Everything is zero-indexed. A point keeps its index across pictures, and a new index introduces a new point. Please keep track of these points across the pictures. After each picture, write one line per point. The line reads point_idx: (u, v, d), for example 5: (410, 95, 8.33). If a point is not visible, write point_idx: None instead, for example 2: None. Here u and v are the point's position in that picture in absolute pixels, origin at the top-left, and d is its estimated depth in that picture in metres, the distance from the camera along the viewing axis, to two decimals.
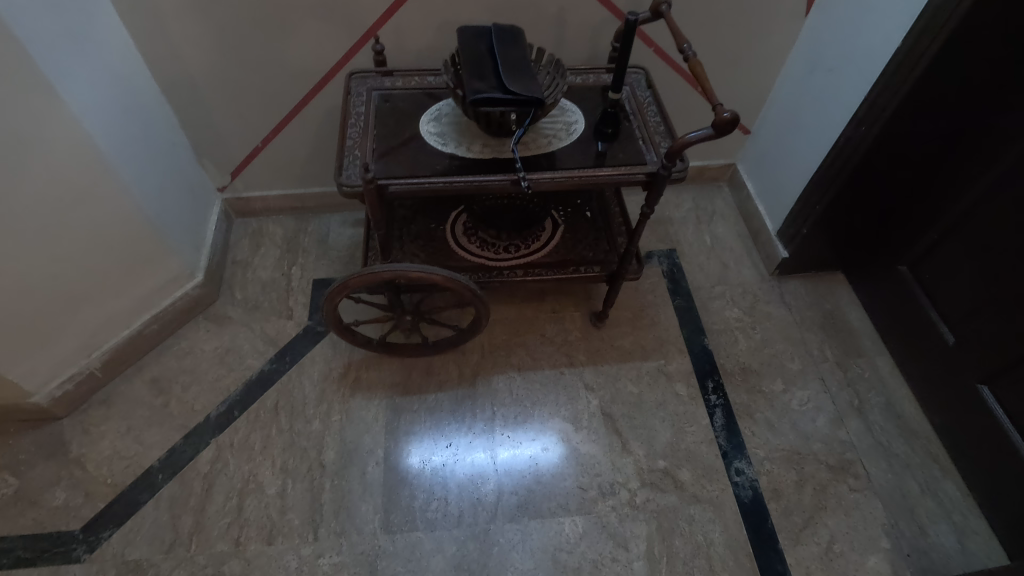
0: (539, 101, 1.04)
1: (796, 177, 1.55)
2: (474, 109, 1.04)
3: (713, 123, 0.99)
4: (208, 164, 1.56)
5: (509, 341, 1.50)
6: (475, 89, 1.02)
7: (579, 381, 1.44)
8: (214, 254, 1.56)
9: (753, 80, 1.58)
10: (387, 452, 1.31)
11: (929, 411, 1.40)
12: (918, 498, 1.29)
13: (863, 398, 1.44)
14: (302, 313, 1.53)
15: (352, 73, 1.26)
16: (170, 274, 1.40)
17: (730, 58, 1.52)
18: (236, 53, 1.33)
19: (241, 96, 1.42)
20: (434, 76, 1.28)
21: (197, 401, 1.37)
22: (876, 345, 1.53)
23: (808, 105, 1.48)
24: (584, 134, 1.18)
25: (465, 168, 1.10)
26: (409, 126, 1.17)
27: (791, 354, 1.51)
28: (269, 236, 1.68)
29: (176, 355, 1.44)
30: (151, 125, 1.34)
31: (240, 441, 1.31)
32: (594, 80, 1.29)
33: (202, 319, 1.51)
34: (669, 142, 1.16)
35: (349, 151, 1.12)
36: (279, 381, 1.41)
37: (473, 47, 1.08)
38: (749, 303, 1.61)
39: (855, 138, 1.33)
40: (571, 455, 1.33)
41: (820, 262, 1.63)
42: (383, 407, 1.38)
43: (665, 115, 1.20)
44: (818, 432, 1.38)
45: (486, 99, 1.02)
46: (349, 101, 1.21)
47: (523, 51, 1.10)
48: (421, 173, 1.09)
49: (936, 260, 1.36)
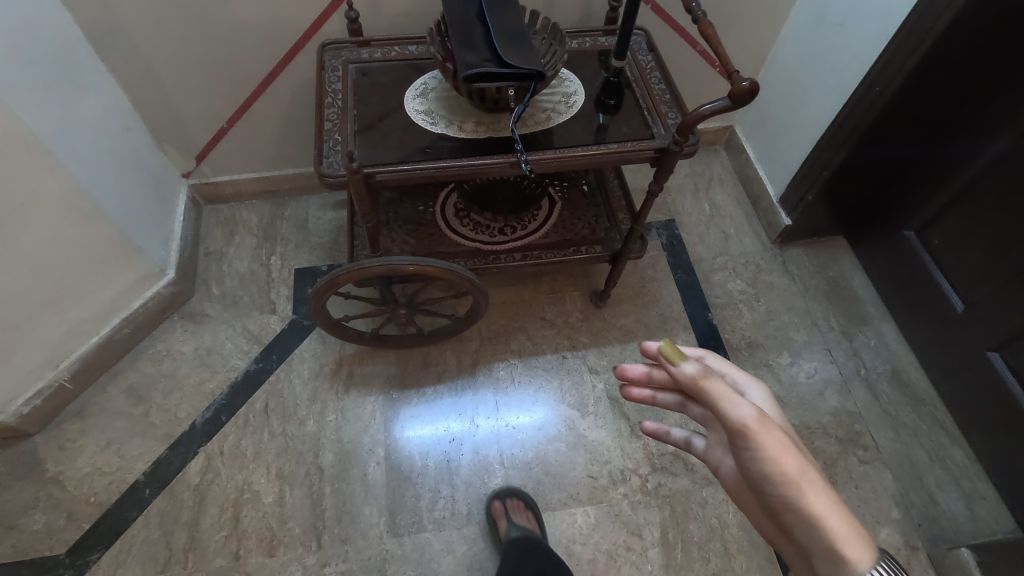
0: (541, 75, 0.93)
1: (803, 141, 1.46)
2: (467, 86, 0.93)
3: (730, 93, 0.91)
4: (170, 149, 1.42)
5: (507, 326, 1.44)
6: (467, 63, 0.91)
7: (583, 365, 1.39)
8: (184, 247, 1.44)
9: (753, 38, 1.49)
10: (387, 450, 1.26)
11: (934, 378, 1.38)
12: (926, 467, 1.28)
13: (868, 366, 1.42)
14: (286, 307, 1.44)
15: (324, 42, 1.13)
16: (138, 273, 1.29)
17: (733, 15, 1.41)
18: (192, 25, 1.19)
19: (200, 73, 1.28)
20: (415, 45, 1.15)
21: (180, 408, 1.28)
22: (880, 312, 1.50)
23: (815, 64, 1.39)
24: (584, 106, 1.08)
25: (459, 150, 1.00)
26: (391, 105, 1.06)
27: (796, 325, 1.48)
28: (244, 223, 1.57)
29: (153, 360, 1.34)
30: (101, 109, 1.20)
31: (230, 449, 1.24)
32: (590, 43, 1.18)
33: (178, 319, 1.40)
34: (677, 113, 1.07)
35: (329, 135, 1.01)
36: (268, 381, 1.33)
37: (461, 14, 0.97)
38: (752, 274, 1.56)
39: (868, 101, 1.24)
40: (578, 443, 1.28)
41: (823, 228, 1.57)
42: (379, 403, 1.32)
43: (670, 81, 1.11)
44: (826, 405, 1.36)
45: (481, 74, 0.91)
46: (324, 77, 1.09)
47: (518, 18, 0.99)
48: (410, 159, 0.98)
49: (944, 225, 1.31)
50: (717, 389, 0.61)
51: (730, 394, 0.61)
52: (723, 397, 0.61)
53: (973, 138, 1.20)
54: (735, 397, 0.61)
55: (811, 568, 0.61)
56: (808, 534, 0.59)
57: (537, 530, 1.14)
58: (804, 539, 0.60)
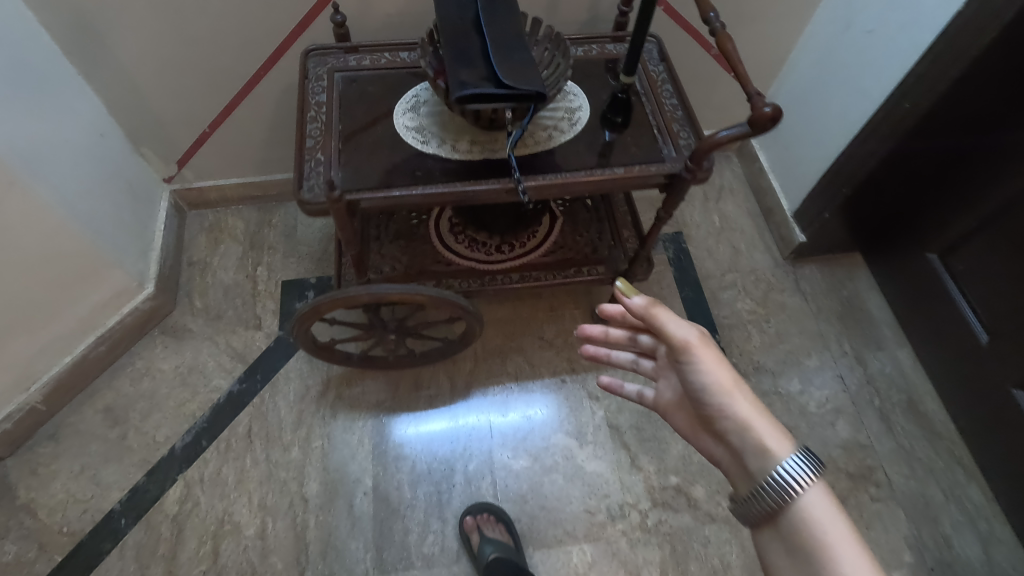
0: (544, 97, 0.84)
1: (824, 155, 1.36)
2: (460, 108, 0.84)
3: (751, 118, 0.82)
4: (149, 153, 1.34)
5: (503, 346, 1.37)
6: (460, 81, 0.82)
7: (583, 391, 1.32)
8: (165, 258, 1.37)
9: (773, 43, 1.38)
10: (375, 480, 1.20)
11: (952, 410, 1.31)
12: (941, 506, 1.22)
13: (884, 396, 1.34)
14: (272, 322, 1.37)
15: (309, 47, 1.03)
16: (115, 288, 1.22)
17: (753, 17, 1.31)
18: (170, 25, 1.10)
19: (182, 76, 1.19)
20: (407, 51, 1.06)
21: (159, 431, 1.23)
22: (897, 336, 1.42)
23: (840, 72, 1.29)
24: (589, 123, 0.99)
25: (451, 173, 0.92)
26: (379, 120, 0.97)
27: (808, 349, 1.40)
28: (229, 230, 1.49)
29: (131, 378, 1.28)
30: (69, 116, 1.12)
31: (211, 476, 1.19)
32: (597, 51, 1.08)
33: (159, 334, 1.33)
34: (689, 132, 0.98)
35: (310, 154, 0.92)
36: (251, 404, 1.27)
37: (455, 24, 0.87)
38: (762, 293, 1.48)
39: (896, 117, 1.16)
40: (575, 475, 1.22)
41: (839, 245, 1.49)
42: (368, 428, 1.26)
43: (682, 96, 1.02)
44: (838, 437, 1.29)
45: (475, 95, 0.82)
46: (306, 86, 1.00)
47: (519, 29, 0.89)
48: (398, 183, 0.90)
49: (971, 250, 1.22)
50: (658, 310, 0.72)
51: (678, 317, 0.73)
52: (664, 318, 0.73)
53: (1006, 160, 1.10)
54: (682, 321, 0.73)
55: (744, 475, 0.68)
56: (735, 427, 0.68)
57: (510, 542, 1.11)
58: (734, 436, 0.69)
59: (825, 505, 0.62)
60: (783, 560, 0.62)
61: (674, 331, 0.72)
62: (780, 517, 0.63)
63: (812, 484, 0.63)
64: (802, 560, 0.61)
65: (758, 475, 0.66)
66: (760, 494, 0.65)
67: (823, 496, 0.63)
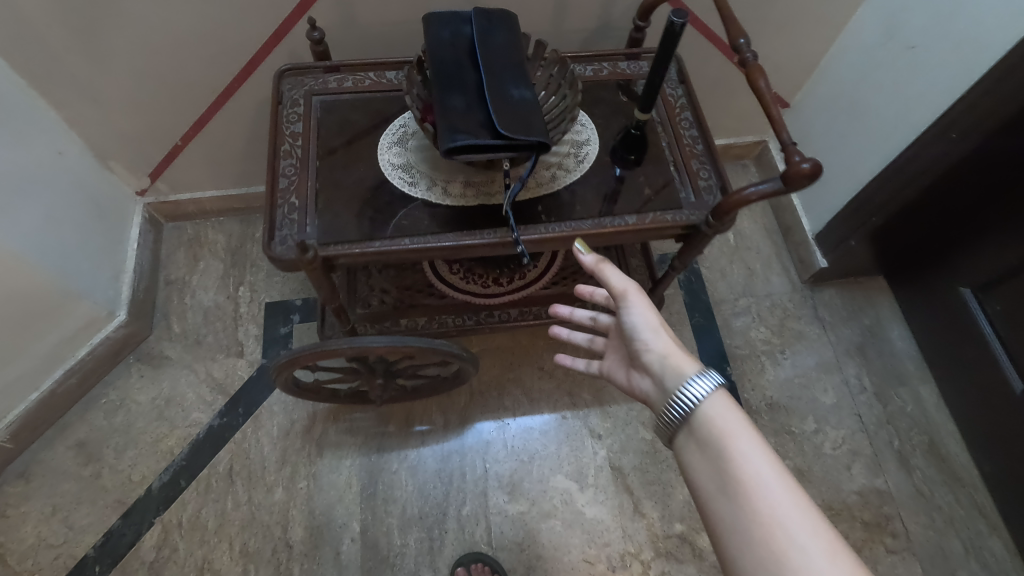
0: (547, 147, 0.72)
1: (853, 176, 1.25)
2: (450, 159, 0.72)
3: (784, 171, 0.72)
4: (118, 167, 1.23)
5: (500, 378, 1.29)
6: (450, 129, 0.70)
7: (584, 428, 1.25)
8: (140, 279, 1.28)
9: (803, 51, 1.25)
10: (363, 526, 1.14)
11: (977, 455, 1.23)
12: (960, 560, 1.15)
13: (904, 437, 1.27)
14: (254, 350, 1.29)
15: (283, 66, 0.91)
16: (83, 319, 1.13)
17: (783, 23, 1.18)
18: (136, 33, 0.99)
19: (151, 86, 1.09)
20: (395, 70, 0.94)
21: (134, 470, 1.16)
22: (921, 371, 1.33)
23: (878, 88, 1.16)
24: (598, 160, 0.88)
25: (440, 223, 0.82)
26: (361, 156, 0.87)
27: (825, 384, 1.32)
28: (209, 245, 1.38)
29: (104, 411, 1.20)
30: (21, 138, 1.01)
31: (190, 520, 1.12)
32: (608, 71, 0.96)
33: (134, 362, 1.25)
34: (709, 172, 0.88)
35: (283, 198, 0.82)
36: (232, 440, 1.20)
37: (447, 56, 0.76)
38: (778, 321, 1.39)
39: (940, 146, 1.04)
40: (575, 522, 1.16)
41: (862, 269, 1.39)
42: (355, 468, 1.19)
43: (703, 128, 0.90)
44: (853, 482, 1.22)
45: (468, 146, 0.70)
46: (279, 112, 0.88)
47: (521, 62, 0.77)
48: (381, 235, 0.80)
49: (1011, 292, 1.12)
50: (604, 266, 0.73)
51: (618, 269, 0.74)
52: (607, 271, 0.74)
53: None
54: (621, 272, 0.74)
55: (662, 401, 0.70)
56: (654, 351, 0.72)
57: None
58: (658, 371, 0.72)
59: (728, 407, 0.65)
60: (693, 459, 0.64)
61: (612, 280, 0.74)
62: (689, 426, 0.66)
63: (712, 386, 0.66)
64: (709, 452, 0.63)
65: (668, 395, 0.69)
66: (671, 402, 0.67)
67: (726, 400, 0.66)
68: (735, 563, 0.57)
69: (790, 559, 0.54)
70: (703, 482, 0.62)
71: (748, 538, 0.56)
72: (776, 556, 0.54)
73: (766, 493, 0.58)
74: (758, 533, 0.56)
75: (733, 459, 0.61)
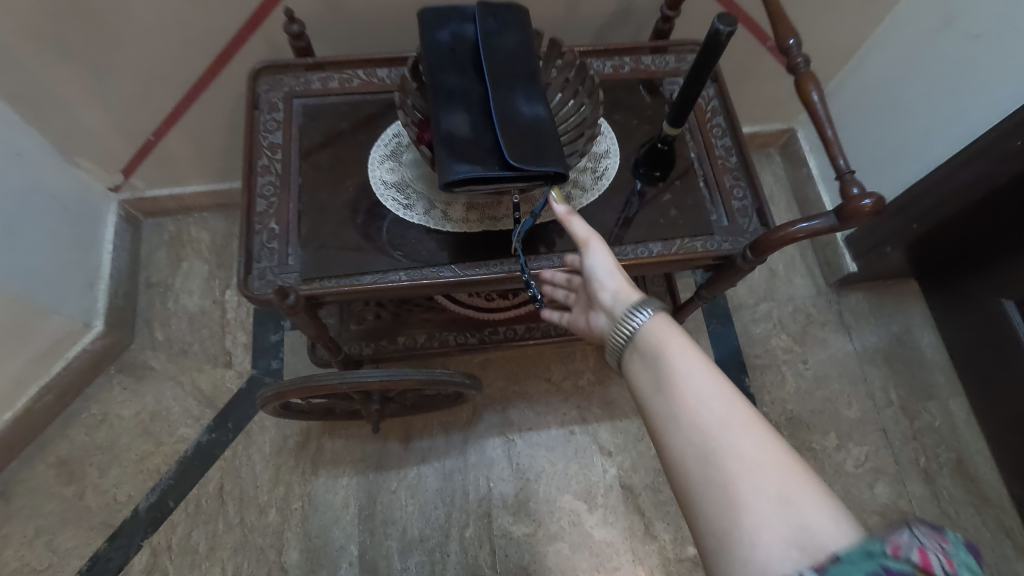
0: (563, 177, 0.62)
1: (896, 177, 1.15)
2: (450, 192, 0.62)
3: (839, 206, 0.62)
4: (87, 163, 1.13)
5: (505, 390, 1.22)
6: (449, 159, 0.60)
7: (593, 444, 1.18)
8: (117, 285, 1.19)
9: (843, 35, 1.12)
10: (361, 549, 1.09)
11: (1008, 476, 1.16)
12: None
13: (930, 455, 1.20)
14: (243, 359, 1.21)
15: (258, 63, 0.80)
16: (55, 333, 1.05)
17: (825, 3, 1.04)
18: (97, 20, 0.88)
19: (118, 76, 0.97)
20: (387, 68, 0.82)
21: (119, 489, 1.10)
22: (951, 383, 1.26)
23: (929, 80, 1.04)
24: (618, 175, 0.78)
25: (439, 254, 0.72)
26: (350, 172, 0.77)
27: (848, 397, 1.24)
28: (193, 244, 1.29)
29: (86, 427, 1.14)
30: None
31: (180, 543, 1.07)
32: (630, 67, 0.85)
33: (116, 373, 1.18)
34: (744, 190, 0.78)
35: (261, 223, 0.72)
36: (222, 457, 1.13)
37: (446, 65, 0.65)
38: (801, 328, 1.30)
39: (1000, 154, 0.93)
40: (582, 545, 1.11)
41: (893, 272, 1.29)
42: (353, 488, 1.13)
43: (738, 137, 0.80)
44: (875, 502, 1.16)
45: (471, 178, 0.60)
46: (256, 118, 0.77)
47: (533, 72, 0.66)
48: (372, 268, 0.71)
49: None
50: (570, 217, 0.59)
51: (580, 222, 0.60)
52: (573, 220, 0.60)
53: None
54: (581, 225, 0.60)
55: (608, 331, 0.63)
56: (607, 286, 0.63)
57: None
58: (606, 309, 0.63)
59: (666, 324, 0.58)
60: (636, 377, 0.57)
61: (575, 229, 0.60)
62: (632, 350, 0.59)
63: (652, 305, 0.59)
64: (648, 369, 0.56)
65: (616, 324, 0.61)
66: (614, 320, 0.61)
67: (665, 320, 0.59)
68: (665, 451, 0.52)
69: (713, 433, 0.49)
70: (642, 392, 0.56)
71: (682, 438, 0.50)
72: (707, 444, 0.49)
73: (693, 379, 0.53)
74: (689, 424, 0.50)
75: (661, 350, 0.56)
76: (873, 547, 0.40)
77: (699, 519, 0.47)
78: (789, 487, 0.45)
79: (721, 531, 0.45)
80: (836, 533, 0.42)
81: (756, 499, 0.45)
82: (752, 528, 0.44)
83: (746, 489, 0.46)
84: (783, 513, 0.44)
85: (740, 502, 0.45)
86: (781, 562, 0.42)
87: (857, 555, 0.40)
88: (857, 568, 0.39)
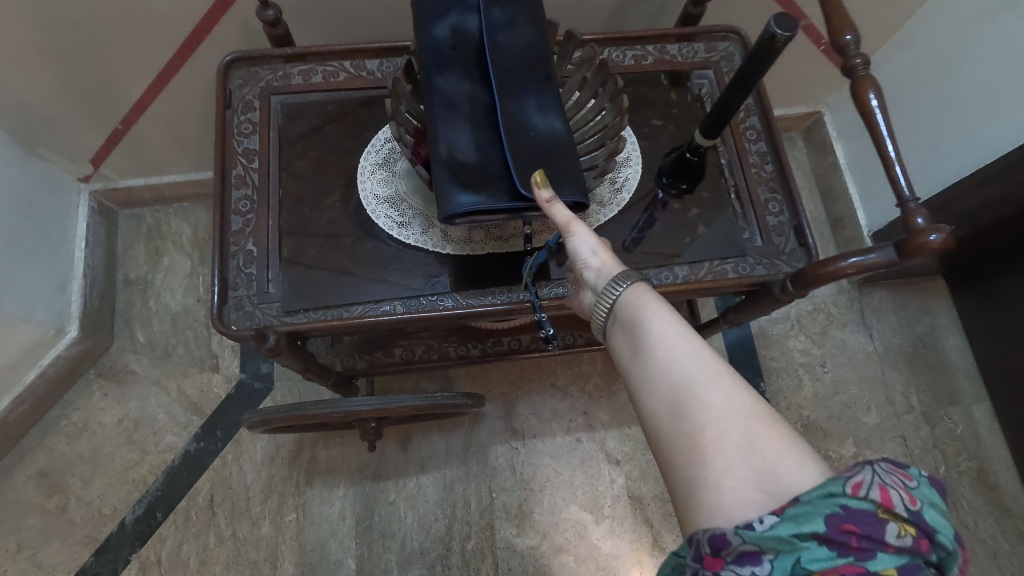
0: (582, 206, 0.54)
1: (938, 170, 1.05)
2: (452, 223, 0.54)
3: (902, 239, 0.55)
4: (51, 153, 1.03)
5: (508, 396, 1.16)
6: (448, 188, 0.52)
7: (601, 452, 1.13)
8: (92, 285, 1.11)
9: (881, 13, 1.02)
10: (359, 563, 1.05)
11: None
12: None
13: (951, 463, 1.15)
14: (231, 362, 1.14)
15: (230, 55, 0.70)
16: (24, 341, 0.98)
17: None
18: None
19: (79, 60, 0.87)
20: (378, 59, 0.72)
21: (104, 501, 1.05)
22: (975, 388, 1.20)
23: (981, 68, 0.94)
24: (640, 187, 0.69)
25: (437, 280, 0.64)
26: (336, 183, 0.68)
27: (867, 402, 1.19)
28: (173, 237, 1.20)
29: (66, 435, 1.08)
30: None
31: (169, 557, 1.03)
32: (654, 58, 0.75)
33: (96, 378, 1.11)
34: (780, 204, 0.69)
35: (238, 244, 0.64)
36: (211, 467, 1.08)
37: (443, 70, 0.55)
38: (819, 328, 1.24)
39: None
40: (588, 557, 1.07)
41: (919, 270, 1.22)
42: (349, 499, 1.08)
43: (774, 143, 0.71)
44: None
45: (473, 210, 0.51)
46: (228, 120, 0.68)
47: (548, 75, 0.57)
48: (363, 296, 0.63)
49: None
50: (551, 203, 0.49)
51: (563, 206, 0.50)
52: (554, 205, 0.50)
53: None
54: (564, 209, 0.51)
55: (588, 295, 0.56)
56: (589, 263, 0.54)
57: None
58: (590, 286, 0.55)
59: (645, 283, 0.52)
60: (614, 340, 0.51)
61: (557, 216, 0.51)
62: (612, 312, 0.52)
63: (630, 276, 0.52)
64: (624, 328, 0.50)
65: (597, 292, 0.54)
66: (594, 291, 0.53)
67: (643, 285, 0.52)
68: (636, 406, 0.46)
69: (681, 384, 0.44)
70: (619, 352, 0.50)
71: (654, 394, 0.45)
72: (678, 396, 0.43)
73: (665, 333, 0.47)
74: (660, 378, 0.45)
75: (636, 309, 0.50)
76: (836, 486, 0.38)
77: (667, 471, 0.43)
78: (756, 435, 0.41)
79: (688, 483, 0.41)
80: (800, 476, 0.39)
81: (724, 448, 0.41)
82: (718, 474, 0.40)
83: (713, 435, 0.41)
84: (751, 461, 0.40)
85: (706, 448, 0.41)
86: (745, 508, 0.39)
87: (819, 494, 0.38)
88: (817, 511, 0.37)
